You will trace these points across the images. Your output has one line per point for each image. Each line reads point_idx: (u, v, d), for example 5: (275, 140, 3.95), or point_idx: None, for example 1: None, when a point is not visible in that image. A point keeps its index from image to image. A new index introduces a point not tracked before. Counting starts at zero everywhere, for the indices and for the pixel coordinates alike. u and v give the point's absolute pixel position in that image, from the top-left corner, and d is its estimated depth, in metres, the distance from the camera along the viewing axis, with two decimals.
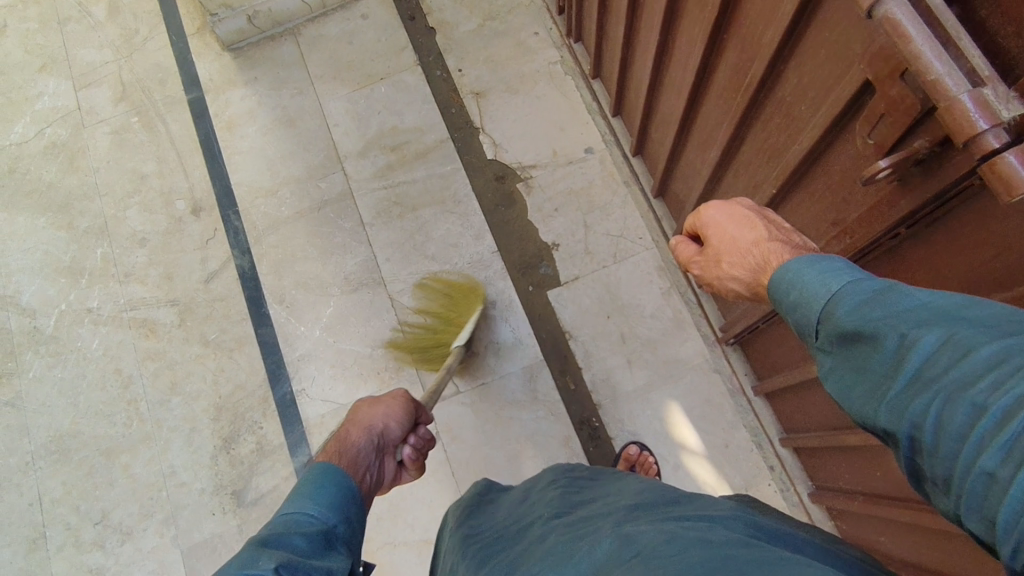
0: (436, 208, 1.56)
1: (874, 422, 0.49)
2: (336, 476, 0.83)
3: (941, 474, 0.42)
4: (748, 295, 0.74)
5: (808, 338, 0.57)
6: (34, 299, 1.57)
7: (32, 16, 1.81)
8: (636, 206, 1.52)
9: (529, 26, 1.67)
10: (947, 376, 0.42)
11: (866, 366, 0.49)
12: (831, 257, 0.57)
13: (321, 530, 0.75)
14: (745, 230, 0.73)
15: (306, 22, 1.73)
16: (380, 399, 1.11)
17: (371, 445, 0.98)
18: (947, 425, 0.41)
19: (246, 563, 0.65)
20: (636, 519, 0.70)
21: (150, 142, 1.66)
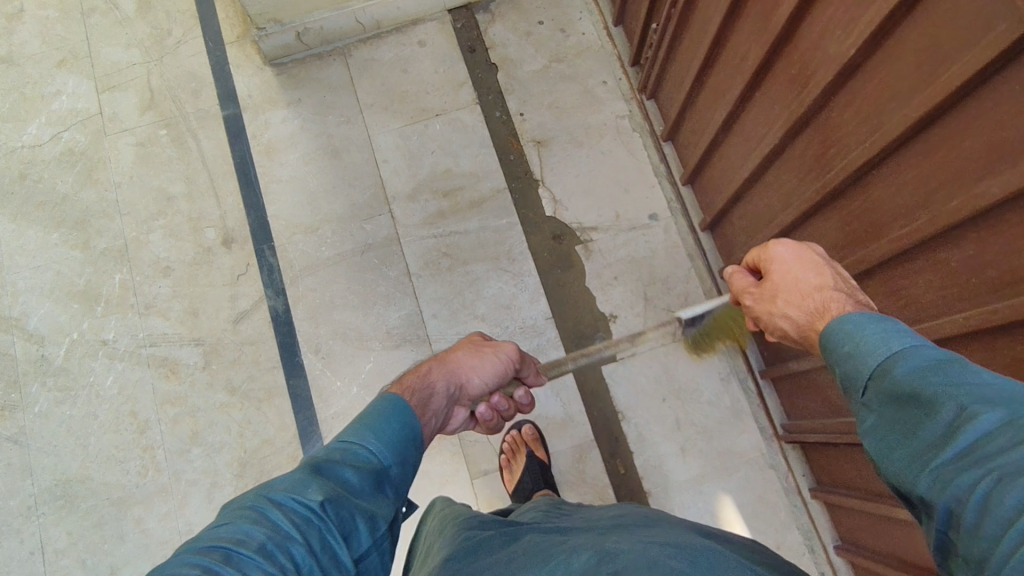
0: (489, 264, 1.47)
1: (912, 489, 0.52)
2: (405, 415, 0.74)
3: (974, 554, 0.44)
4: (796, 337, 0.77)
5: (855, 393, 0.61)
6: (43, 323, 1.44)
7: (52, 2, 1.65)
8: (699, 281, 1.45)
9: (598, 73, 1.58)
10: (1004, 455, 0.44)
11: (917, 431, 0.52)
12: (894, 320, 0.61)
13: (377, 468, 0.68)
14: (811, 274, 0.76)
15: (358, 43, 1.61)
16: (483, 345, 1.02)
17: (446, 395, 0.90)
18: (992, 506, 0.43)
19: (297, 485, 0.61)
20: (618, 538, 0.72)
21: (180, 159, 1.53)
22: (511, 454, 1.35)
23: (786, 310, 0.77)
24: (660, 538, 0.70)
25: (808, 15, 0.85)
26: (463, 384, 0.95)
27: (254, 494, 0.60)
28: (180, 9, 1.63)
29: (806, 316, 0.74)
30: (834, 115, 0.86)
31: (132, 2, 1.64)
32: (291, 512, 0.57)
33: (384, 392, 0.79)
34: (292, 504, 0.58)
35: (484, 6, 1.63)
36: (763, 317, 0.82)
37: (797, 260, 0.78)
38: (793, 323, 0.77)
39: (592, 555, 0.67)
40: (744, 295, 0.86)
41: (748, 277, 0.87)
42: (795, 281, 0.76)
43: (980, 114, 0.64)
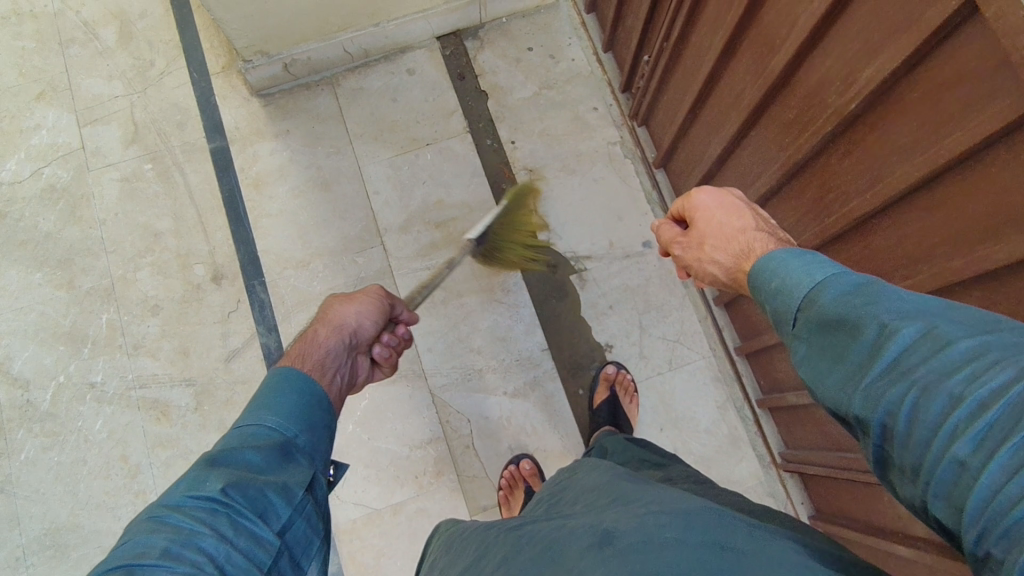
0: (483, 296, 1.45)
1: (845, 409, 0.54)
2: (301, 382, 0.80)
3: (911, 461, 0.47)
4: (724, 279, 0.84)
5: (785, 326, 0.63)
6: (27, 367, 1.40)
7: (28, 33, 1.60)
8: (694, 308, 1.45)
9: (588, 100, 1.57)
10: (925, 365, 0.47)
11: (845, 353, 0.54)
12: (817, 254, 0.63)
13: (280, 443, 0.73)
14: (733, 219, 0.82)
15: (346, 72, 1.59)
16: (356, 292, 1.06)
17: (341, 348, 0.96)
18: (922, 415, 0.46)
19: (192, 485, 0.63)
20: (618, 509, 0.74)
21: (166, 194, 1.50)
22: (508, 489, 1.32)
23: (715, 256, 0.83)
24: (653, 505, 0.72)
25: (806, 64, 0.85)
26: (354, 331, 1.00)
27: (151, 506, 0.61)
28: (163, 38, 1.60)
29: (731, 260, 0.80)
30: (832, 162, 0.86)
31: (112, 32, 1.60)
32: (194, 508, 0.61)
33: (277, 366, 0.85)
34: (190, 502, 0.61)
35: (472, 33, 1.62)
36: (693, 264, 0.89)
37: (719, 207, 0.85)
38: (721, 268, 0.83)
39: (592, 536, 0.68)
40: (675, 245, 0.92)
41: (675, 228, 0.94)
42: (719, 226, 0.83)
43: (985, 181, 0.64)
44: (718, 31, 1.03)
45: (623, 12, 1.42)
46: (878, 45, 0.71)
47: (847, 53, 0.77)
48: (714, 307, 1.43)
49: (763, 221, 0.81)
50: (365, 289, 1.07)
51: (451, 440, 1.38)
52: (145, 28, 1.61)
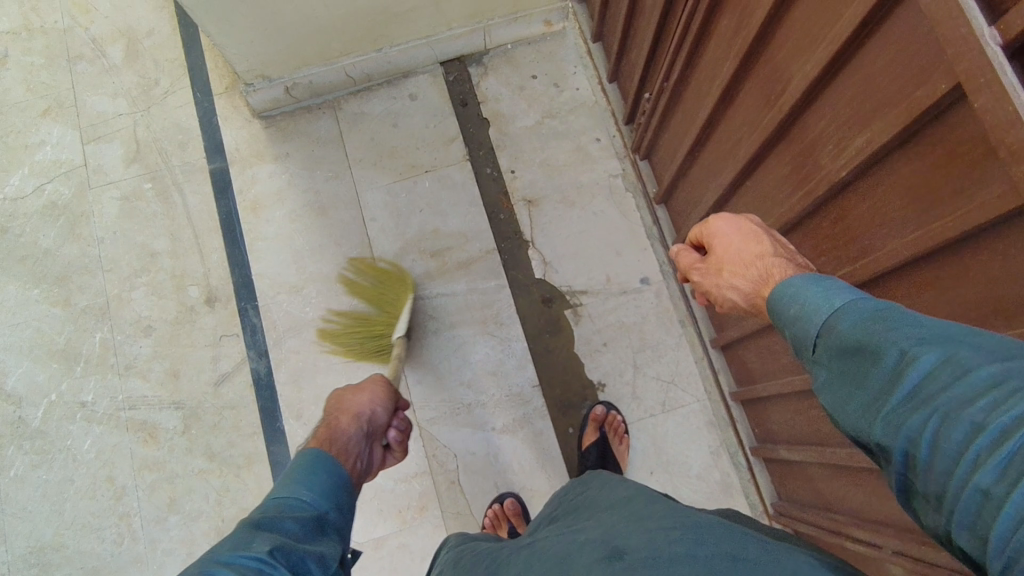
0: (475, 328, 1.43)
1: (866, 436, 0.51)
2: (327, 464, 0.88)
3: (935, 490, 0.44)
4: (744, 306, 0.79)
5: (805, 352, 0.60)
6: (20, 383, 1.41)
7: (37, 49, 1.62)
8: (690, 348, 1.41)
9: (591, 130, 1.55)
10: (946, 392, 0.43)
11: (864, 380, 0.51)
12: (833, 279, 0.60)
13: (313, 516, 0.81)
14: (751, 245, 0.78)
15: (348, 96, 1.58)
16: (363, 385, 1.11)
17: (360, 435, 1.00)
18: (944, 443, 0.42)
19: (240, 544, 0.70)
20: (628, 522, 0.72)
21: (165, 215, 1.51)
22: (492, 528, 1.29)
23: (734, 281, 0.79)
24: (666, 515, 0.70)
25: (799, 123, 0.82)
26: (371, 418, 1.04)
27: (201, 560, 0.66)
28: (169, 58, 1.61)
29: (751, 285, 0.76)
30: (825, 224, 0.83)
31: (120, 50, 1.61)
32: (243, 564, 0.66)
33: (305, 451, 0.91)
34: (240, 559, 0.67)
35: (477, 59, 1.60)
36: (712, 291, 0.84)
37: (738, 233, 0.81)
38: (740, 293, 0.79)
39: (602, 551, 0.67)
40: (693, 272, 0.88)
41: (693, 254, 0.90)
42: (737, 253, 0.79)
43: (978, 265, 0.61)
44: (718, 77, 1.00)
45: (627, 44, 1.39)
46: (870, 112, 0.68)
47: (840, 118, 0.73)
48: (710, 348, 1.39)
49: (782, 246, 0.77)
50: (371, 379, 1.13)
51: (436, 474, 1.36)
52: (152, 46, 1.62)
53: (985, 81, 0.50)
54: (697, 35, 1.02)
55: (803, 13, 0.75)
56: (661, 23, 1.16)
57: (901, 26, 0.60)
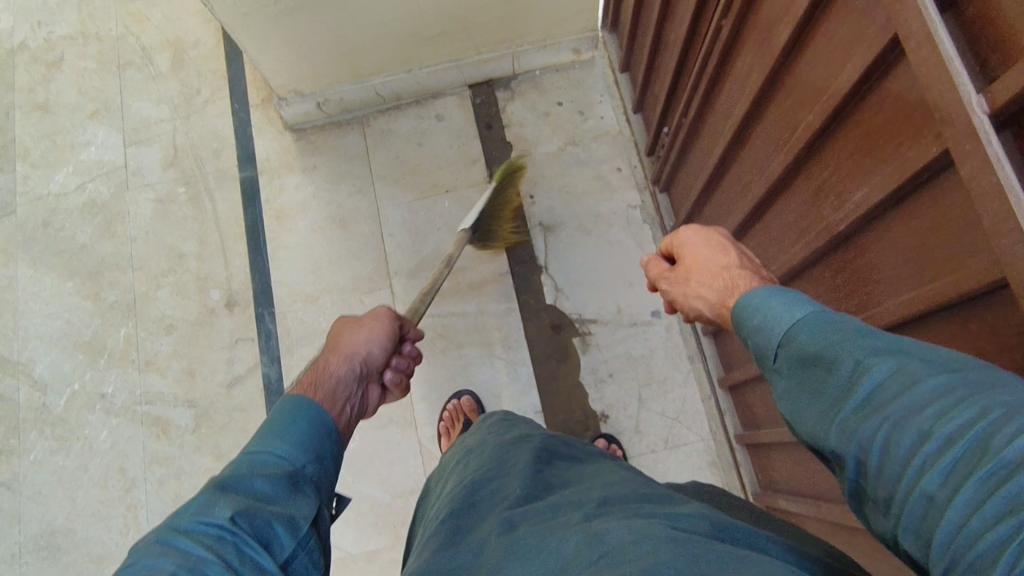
0: (483, 350, 1.45)
1: (822, 444, 0.51)
2: (311, 410, 0.76)
3: (883, 495, 0.44)
4: (710, 314, 0.85)
5: (767, 361, 0.60)
6: (48, 371, 1.48)
7: (91, 54, 1.71)
8: (698, 386, 1.40)
9: (612, 159, 1.55)
10: (898, 400, 0.44)
11: (821, 389, 0.51)
12: (798, 291, 0.60)
13: (292, 471, 0.69)
14: (718, 257, 0.83)
15: (376, 113, 1.62)
16: (362, 318, 1.04)
17: (352, 376, 0.94)
18: (892, 450, 0.43)
19: (201, 509, 0.60)
20: (607, 513, 0.64)
21: (195, 218, 1.57)
22: (450, 422, 1.36)
23: (701, 290, 0.85)
24: (648, 511, 0.62)
25: (803, 170, 0.81)
26: (367, 359, 0.98)
27: (159, 527, 0.59)
28: (211, 69, 1.68)
29: (716, 296, 0.81)
30: (825, 276, 0.82)
31: (167, 59, 1.70)
32: (200, 533, 0.57)
33: (290, 395, 0.80)
34: (198, 527, 0.57)
35: (504, 83, 1.62)
36: (680, 299, 0.90)
37: (707, 245, 0.86)
38: (707, 302, 0.84)
39: (577, 536, 0.59)
40: (663, 281, 0.93)
41: (664, 264, 0.95)
42: (705, 264, 0.84)
43: (969, 332, 0.60)
44: (731, 118, 1.00)
45: (653, 76, 1.39)
46: (867, 166, 0.67)
47: (840, 168, 0.73)
48: (717, 387, 1.37)
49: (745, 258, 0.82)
50: (372, 313, 1.05)
51: None
52: (197, 57, 1.70)
53: (971, 148, 0.49)
54: (714, 75, 1.02)
55: (808, 62, 0.74)
56: (682, 60, 1.16)
57: (899, 80, 0.59)
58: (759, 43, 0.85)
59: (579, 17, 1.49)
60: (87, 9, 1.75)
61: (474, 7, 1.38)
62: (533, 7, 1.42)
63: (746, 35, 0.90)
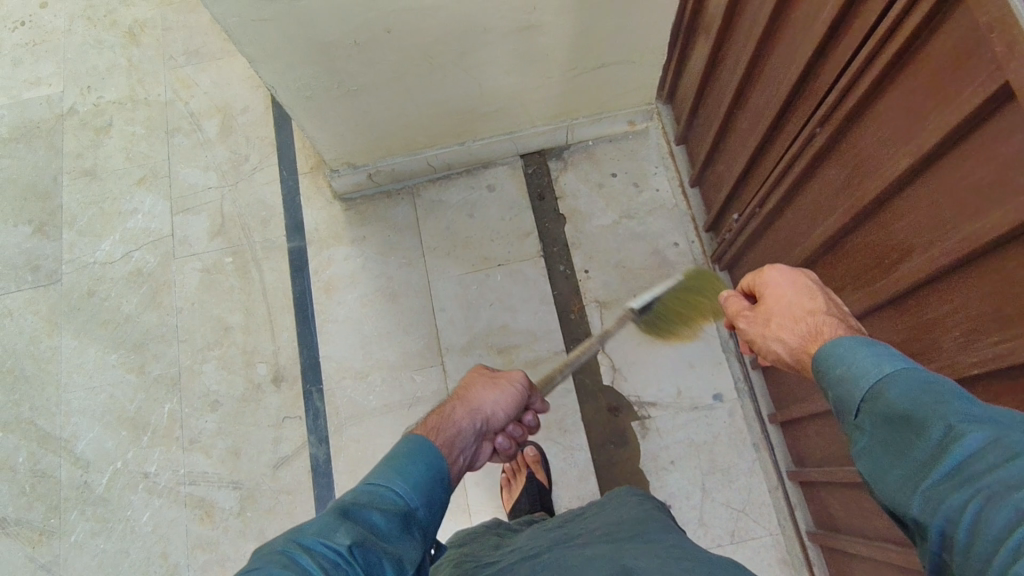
0: (538, 433, 1.40)
1: (905, 508, 0.56)
2: (431, 455, 0.76)
3: (971, 574, 0.48)
4: (791, 362, 0.79)
5: (844, 414, 0.67)
6: (90, 449, 1.44)
7: (139, 119, 1.71)
8: (764, 475, 1.34)
9: (669, 234, 1.51)
10: (992, 475, 0.48)
11: (906, 448, 0.57)
12: (881, 343, 0.67)
13: (407, 510, 0.70)
14: (804, 299, 0.79)
15: (427, 183, 1.59)
16: (497, 377, 1.02)
17: (474, 431, 0.91)
18: (986, 529, 0.46)
19: (323, 530, 0.63)
20: (638, 546, 0.81)
21: (241, 289, 1.54)
22: (512, 473, 1.35)
23: (780, 334, 0.79)
24: (679, 549, 0.79)
25: (918, 297, 0.77)
26: (487, 418, 0.96)
27: (284, 537, 0.62)
28: (260, 135, 1.67)
29: (798, 340, 0.76)
30: None
31: (215, 124, 1.69)
32: (322, 555, 0.60)
33: (409, 434, 0.80)
34: (317, 548, 0.61)
35: (557, 153, 1.60)
36: (758, 342, 0.84)
37: (791, 287, 0.81)
38: (787, 348, 0.78)
39: (613, 566, 0.76)
40: (739, 318, 0.88)
41: (743, 301, 0.89)
42: (787, 305, 0.79)
43: None
44: (819, 225, 0.95)
45: (715, 156, 1.35)
46: (1016, 314, 0.63)
47: (974, 305, 0.68)
48: (786, 479, 1.31)
49: (835, 304, 0.77)
50: (508, 373, 1.04)
51: None
52: (245, 123, 1.68)
53: None
54: (795, 180, 0.98)
55: (927, 195, 0.71)
56: (756, 154, 1.12)
57: None
58: (860, 161, 0.81)
59: (637, 92, 1.47)
60: (136, 73, 1.75)
61: (537, 86, 1.36)
62: (594, 83, 1.39)
63: (843, 147, 0.85)
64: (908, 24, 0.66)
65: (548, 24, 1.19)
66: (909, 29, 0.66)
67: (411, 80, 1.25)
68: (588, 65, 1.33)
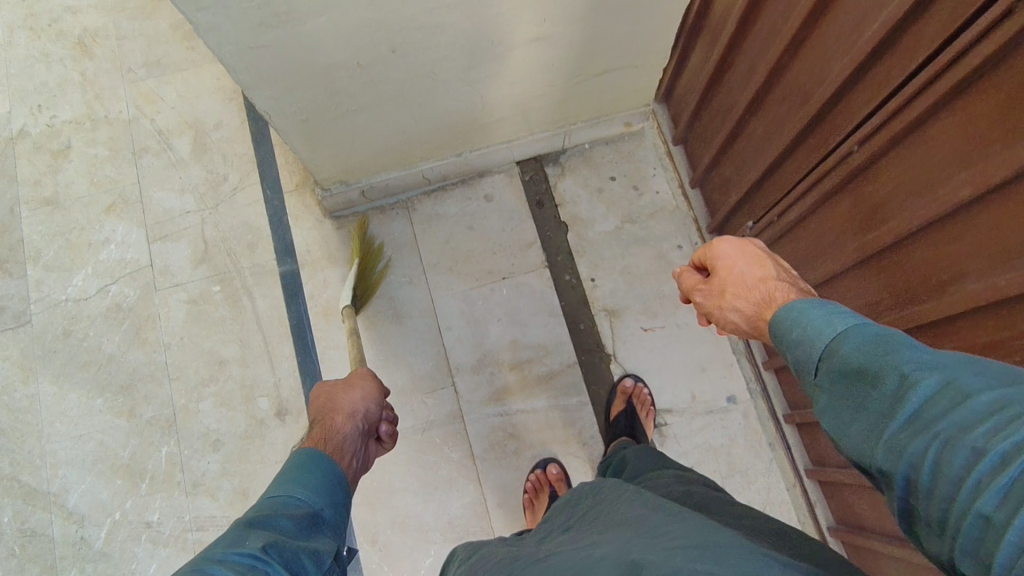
0: (558, 448, 1.39)
1: (868, 461, 0.53)
2: (323, 462, 0.89)
3: (937, 515, 0.46)
4: (748, 329, 0.78)
5: (805, 375, 0.62)
6: (84, 501, 1.35)
7: (101, 139, 1.58)
8: (782, 474, 1.36)
9: (672, 237, 1.50)
10: (947, 418, 0.46)
11: (864, 403, 0.53)
12: (835, 303, 0.63)
13: (308, 513, 0.82)
14: (756, 268, 0.77)
15: (421, 196, 1.53)
16: (350, 380, 1.07)
17: (355, 434, 0.99)
18: (947, 468, 0.44)
19: (233, 543, 0.71)
20: (646, 541, 0.66)
21: (233, 320, 1.45)
22: (535, 493, 1.32)
23: (736, 303, 0.78)
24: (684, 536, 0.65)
25: (972, 319, 0.78)
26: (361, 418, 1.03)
27: (195, 558, 0.68)
28: (237, 152, 1.57)
29: (754, 307, 0.75)
30: None
31: (187, 143, 1.58)
32: (236, 561, 0.68)
33: (296, 454, 0.90)
34: (234, 555, 0.68)
35: (554, 158, 1.57)
36: (714, 312, 0.82)
37: (742, 256, 0.79)
38: (743, 315, 0.77)
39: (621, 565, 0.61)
40: (694, 292, 0.85)
41: (697, 275, 0.86)
42: (741, 275, 0.77)
43: None
44: (852, 237, 0.95)
45: (721, 159, 1.34)
46: None
47: None
48: (804, 477, 1.33)
49: (785, 270, 0.76)
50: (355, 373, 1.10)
51: None
52: (219, 139, 1.58)
53: None
54: (826, 191, 0.97)
55: (988, 220, 0.71)
56: (776, 160, 1.11)
57: None
58: (908, 181, 0.81)
59: (636, 96, 1.45)
60: (92, 89, 1.62)
61: (539, 95, 1.32)
62: (595, 90, 1.36)
63: (883, 164, 0.85)
64: (978, 51, 0.65)
65: (557, 36, 1.14)
66: (978, 57, 0.65)
67: (411, 96, 1.18)
68: (592, 72, 1.30)
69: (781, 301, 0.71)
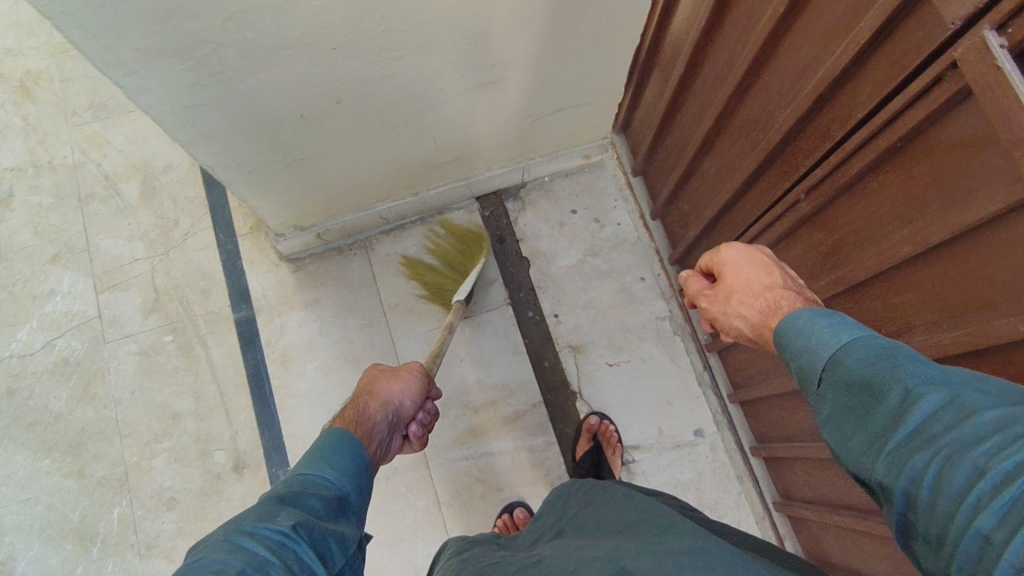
0: (525, 491, 1.36)
1: (869, 475, 0.51)
2: (352, 446, 0.82)
3: (935, 533, 0.44)
4: (752, 337, 0.75)
5: (808, 386, 0.60)
6: (31, 570, 1.29)
7: (45, 187, 1.53)
8: (752, 508, 1.34)
9: (635, 269, 1.49)
10: (948, 434, 0.44)
11: (867, 416, 0.51)
12: (842, 313, 0.61)
13: (337, 496, 0.76)
14: (761, 275, 0.75)
15: (380, 235, 1.51)
16: (398, 368, 1.03)
17: (387, 424, 0.94)
18: (946, 484, 0.42)
19: (264, 516, 0.65)
20: (631, 546, 0.66)
21: (187, 371, 1.41)
22: None
23: (741, 310, 0.76)
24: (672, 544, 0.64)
25: None
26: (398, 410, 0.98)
27: (224, 529, 0.64)
28: (188, 196, 1.53)
29: (758, 316, 0.73)
30: None
31: (135, 187, 1.53)
32: (267, 536, 0.63)
33: (331, 430, 0.86)
34: (264, 531, 0.63)
35: (513, 193, 1.55)
36: (720, 319, 0.80)
37: (748, 263, 0.77)
38: (748, 323, 0.75)
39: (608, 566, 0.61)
40: (700, 297, 0.83)
41: (702, 281, 0.85)
42: (746, 282, 0.75)
43: None
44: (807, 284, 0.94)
45: (679, 195, 1.33)
46: None
47: None
48: (772, 510, 1.32)
49: (790, 278, 0.74)
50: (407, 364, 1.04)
51: None
52: (169, 183, 1.54)
53: None
54: (782, 235, 0.96)
55: (931, 277, 0.70)
56: (732, 201, 1.10)
57: None
58: (857, 234, 0.80)
59: (592, 130, 1.44)
60: (35, 134, 1.57)
61: (494, 133, 1.30)
62: (550, 126, 1.35)
63: (832, 214, 0.84)
64: (910, 115, 0.65)
65: (506, 79, 1.13)
66: (913, 117, 0.64)
67: (360, 143, 1.15)
68: (545, 110, 1.28)
69: (786, 310, 0.69)
